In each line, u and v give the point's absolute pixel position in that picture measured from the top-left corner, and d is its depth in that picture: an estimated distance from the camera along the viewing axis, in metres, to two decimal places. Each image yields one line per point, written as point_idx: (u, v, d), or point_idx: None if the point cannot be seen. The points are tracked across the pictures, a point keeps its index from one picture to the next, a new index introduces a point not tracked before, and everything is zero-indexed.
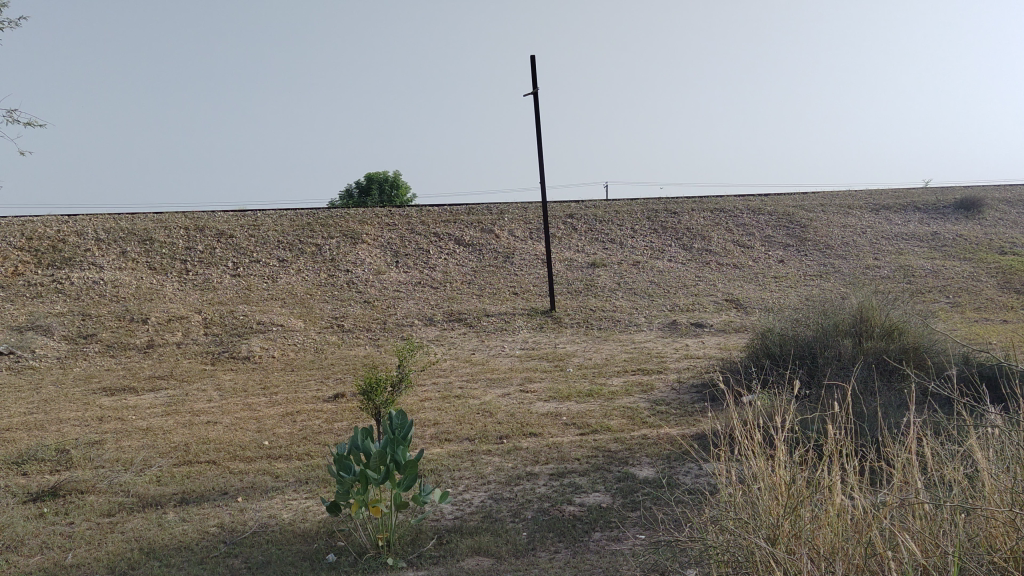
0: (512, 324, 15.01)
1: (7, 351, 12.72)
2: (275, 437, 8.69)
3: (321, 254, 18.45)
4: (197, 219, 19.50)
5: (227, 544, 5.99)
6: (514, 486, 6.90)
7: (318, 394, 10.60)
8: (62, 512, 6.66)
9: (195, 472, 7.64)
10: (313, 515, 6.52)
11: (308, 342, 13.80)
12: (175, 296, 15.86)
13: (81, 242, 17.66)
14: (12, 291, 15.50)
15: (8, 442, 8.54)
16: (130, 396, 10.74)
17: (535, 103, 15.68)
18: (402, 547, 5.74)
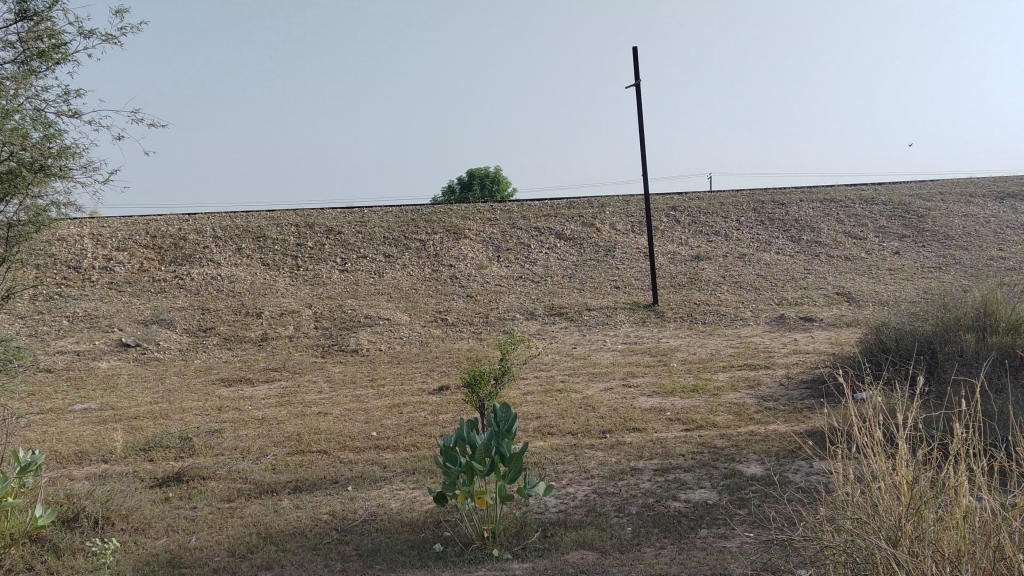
0: (614, 318, 14.93)
1: (134, 343, 13.44)
2: (382, 428, 8.91)
3: (425, 250, 18.78)
4: (307, 216, 20.14)
5: (339, 531, 6.18)
6: (619, 481, 6.87)
7: (424, 387, 10.80)
8: (186, 497, 7.01)
9: (307, 460, 7.91)
10: (421, 505, 6.66)
11: (413, 335, 14.08)
12: (287, 290, 16.43)
13: (200, 239, 18.48)
14: (138, 287, 16.36)
15: (136, 430, 9.03)
16: (246, 388, 11.19)
17: (638, 94, 15.50)
18: (507, 539, 5.80)
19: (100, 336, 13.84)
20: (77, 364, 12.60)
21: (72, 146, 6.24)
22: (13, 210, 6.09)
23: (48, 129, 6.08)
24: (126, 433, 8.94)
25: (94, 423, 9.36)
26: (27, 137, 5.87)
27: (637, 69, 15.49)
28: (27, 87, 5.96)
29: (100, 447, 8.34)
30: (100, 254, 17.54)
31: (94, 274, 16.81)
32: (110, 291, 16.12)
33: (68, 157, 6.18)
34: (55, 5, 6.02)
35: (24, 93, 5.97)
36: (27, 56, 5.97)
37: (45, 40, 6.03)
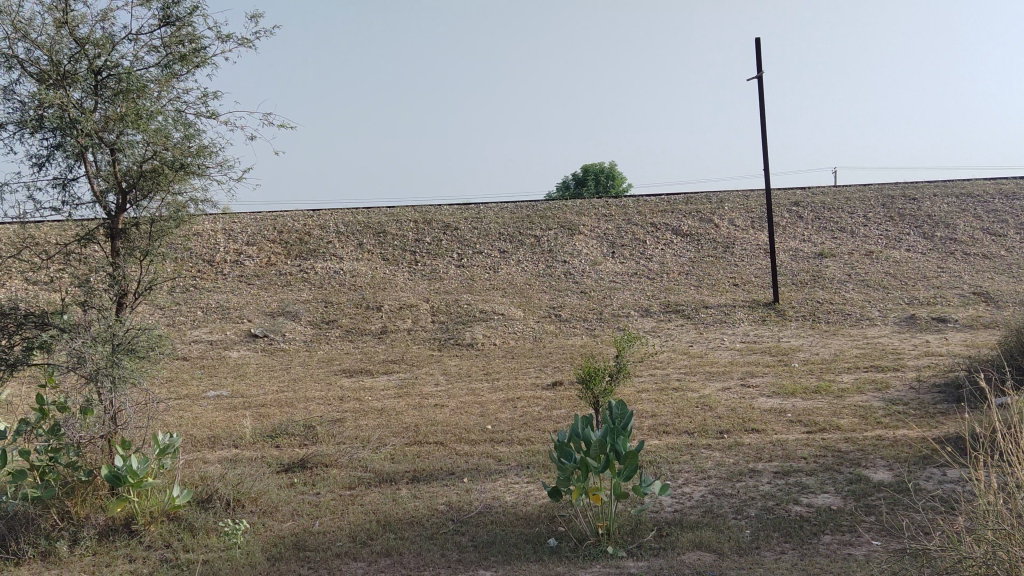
0: (732, 316, 14.62)
1: (263, 334, 14.05)
2: (498, 422, 9.00)
3: (540, 246, 18.85)
4: (425, 213, 20.54)
5: (455, 522, 6.29)
6: (737, 482, 6.72)
7: (538, 382, 10.85)
8: (310, 483, 7.28)
9: (425, 451, 8.08)
10: (535, 500, 6.70)
11: (528, 330, 14.18)
12: (406, 285, 16.81)
13: (323, 235, 19.13)
14: (266, 280, 17.07)
15: (265, 417, 9.44)
16: (366, 378, 11.53)
17: (760, 86, 15.09)
18: (623, 536, 5.76)
19: (231, 326, 14.53)
20: (210, 353, 13.26)
21: (209, 144, 6.56)
22: (156, 206, 6.44)
23: (187, 129, 6.41)
24: (255, 419, 9.35)
25: (226, 409, 9.83)
26: (168, 137, 6.25)
27: (760, 61, 15.05)
28: (169, 89, 6.31)
29: (231, 433, 8.75)
30: (231, 248, 18.40)
31: (226, 267, 17.65)
32: (240, 284, 16.89)
33: (206, 155, 6.50)
34: (195, 11, 6.32)
35: (167, 95, 6.32)
36: (170, 60, 6.32)
37: (186, 45, 6.35)
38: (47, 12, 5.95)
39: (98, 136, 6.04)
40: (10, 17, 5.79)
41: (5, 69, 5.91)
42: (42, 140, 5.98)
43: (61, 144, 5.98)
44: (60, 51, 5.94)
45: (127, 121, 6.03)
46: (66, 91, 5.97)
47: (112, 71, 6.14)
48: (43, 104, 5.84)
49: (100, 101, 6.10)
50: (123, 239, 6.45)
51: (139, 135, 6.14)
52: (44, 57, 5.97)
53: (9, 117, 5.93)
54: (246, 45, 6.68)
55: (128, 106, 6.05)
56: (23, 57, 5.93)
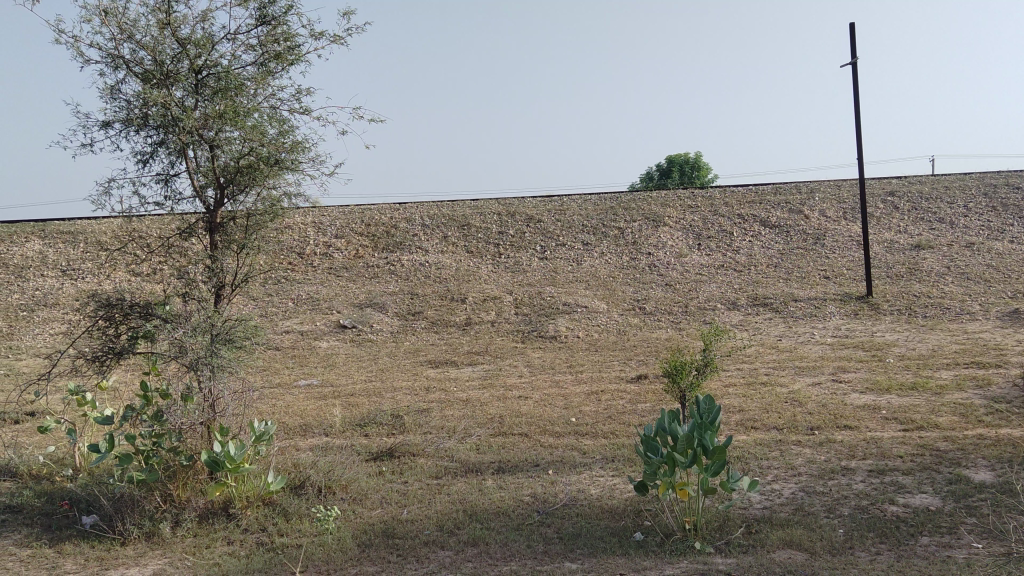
0: (823, 310, 14.24)
1: (351, 325, 14.37)
2: (582, 414, 9.00)
3: (624, 238, 18.70)
4: (508, 205, 20.63)
5: (540, 513, 6.32)
6: (828, 480, 6.56)
7: (622, 375, 10.80)
8: (398, 471, 7.42)
9: (510, 442, 8.13)
10: (620, 493, 6.68)
11: (612, 323, 14.11)
12: (489, 277, 16.92)
13: (409, 227, 19.41)
14: (354, 272, 17.43)
15: (354, 406, 9.65)
16: (451, 370, 11.67)
17: (854, 73, 14.62)
18: (710, 532, 5.69)
19: (321, 317, 14.90)
20: (301, 343, 13.62)
21: (302, 140, 6.71)
22: (251, 200, 6.63)
23: (282, 125, 6.58)
24: (344, 408, 9.57)
25: (317, 398, 10.10)
26: (264, 133, 6.43)
27: (854, 46, 14.58)
28: (264, 87, 6.49)
29: (322, 421, 8.97)
30: (320, 240, 18.84)
31: (316, 260, 18.09)
32: (330, 276, 17.29)
33: (300, 151, 6.65)
34: (290, 10, 6.47)
35: (262, 93, 6.50)
36: (266, 58, 6.50)
37: (281, 43, 6.52)
38: (151, 13, 6.20)
39: (198, 133, 6.25)
40: (117, 19, 6.04)
41: (112, 69, 6.17)
42: (146, 137, 6.24)
43: (163, 141, 6.23)
44: (163, 51, 6.19)
45: (226, 118, 6.22)
46: (168, 90, 6.22)
47: (212, 70, 6.33)
48: (148, 103, 6.10)
49: (200, 99, 6.31)
50: (221, 233, 6.67)
51: (237, 131, 6.33)
52: (148, 57, 6.23)
53: (115, 115, 6.21)
54: (339, 43, 6.81)
55: (226, 104, 6.25)
56: (129, 57, 6.20)
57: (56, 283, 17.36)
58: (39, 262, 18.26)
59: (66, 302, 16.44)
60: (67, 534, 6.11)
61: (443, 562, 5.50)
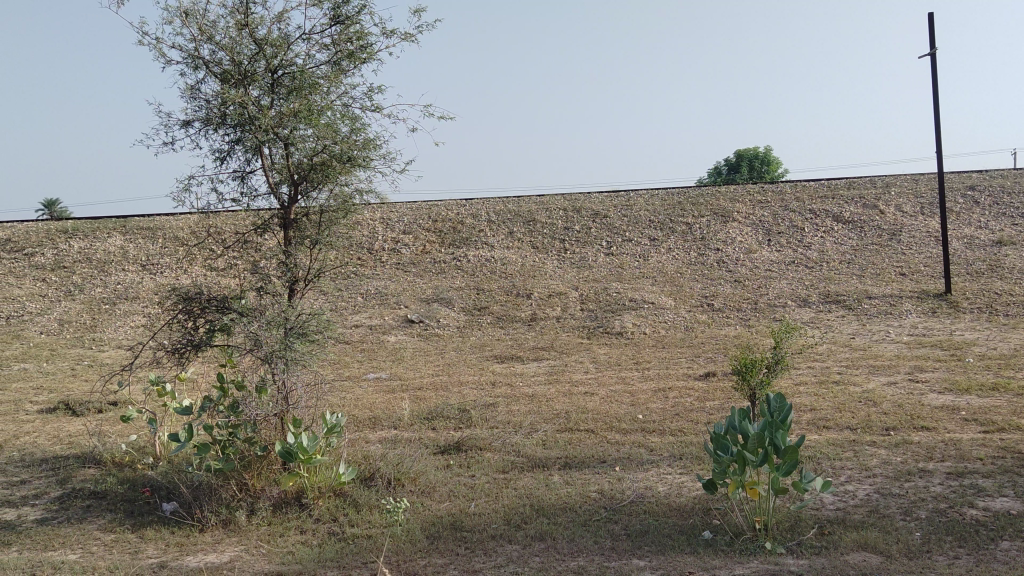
0: (899, 308, 13.87)
1: (418, 320, 14.54)
2: (649, 411, 8.95)
3: (691, 233, 18.50)
4: (574, 201, 20.58)
5: (608, 510, 6.31)
6: (905, 482, 6.40)
7: (690, 372, 10.70)
8: (465, 465, 7.48)
9: (576, 439, 8.13)
10: (689, 491, 6.62)
11: (679, 320, 13.99)
12: (555, 272, 16.92)
13: (475, 223, 19.52)
14: (421, 267, 17.61)
15: (422, 400, 9.77)
16: (517, 365, 11.71)
17: (933, 64, 14.18)
18: (781, 532, 5.60)
19: (389, 311, 15.10)
20: (370, 337, 13.83)
21: (374, 138, 6.80)
22: (325, 197, 6.76)
23: (355, 123, 6.68)
24: (412, 402, 9.69)
25: (386, 392, 10.24)
26: (336, 131, 6.54)
27: (933, 36, 14.15)
28: (337, 85, 6.60)
29: (391, 414, 9.10)
30: (388, 236, 19.08)
31: (384, 255, 18.33)
32: (397, 271, 17.50)
33: (371, 148, 6.74)
34: (363, 9, 6.57)
35: (335, 91, 6.60)
36: (339, 57, 6.61)
37: (354, 42, 6.62)
38: (230, 15, 6.37)
39: (273, 131, 6.39)
40: (197, 21, 6.21)
41: (192, 69, 6.35)
42: (224, 135, 6.40)
43: (240, 139, 6.38)
44: (241, 52, 6.36)
45: (300, 116, 6.35)
46: (245, 90, 6.38)
47: (287, 70, 6.47)
48: (226, 102, 6.27)
49: (276, 98, 6.45)
50: (295, 229, 6.81)
51: (311, 129, 6.46)
52: (227, 58, 6.40)
53: (195, 115, 6.39)
54: (409, 40, 6.88)
55: (300, 102, 6.38)
56: (208, 58, 6.37)
57: (136, 277, 17.95)
58: (120, 256, 18.90)
59: (145, 296, 16.99)
60: (148, 520, 6.33)
61: (510, 555, 5.54)
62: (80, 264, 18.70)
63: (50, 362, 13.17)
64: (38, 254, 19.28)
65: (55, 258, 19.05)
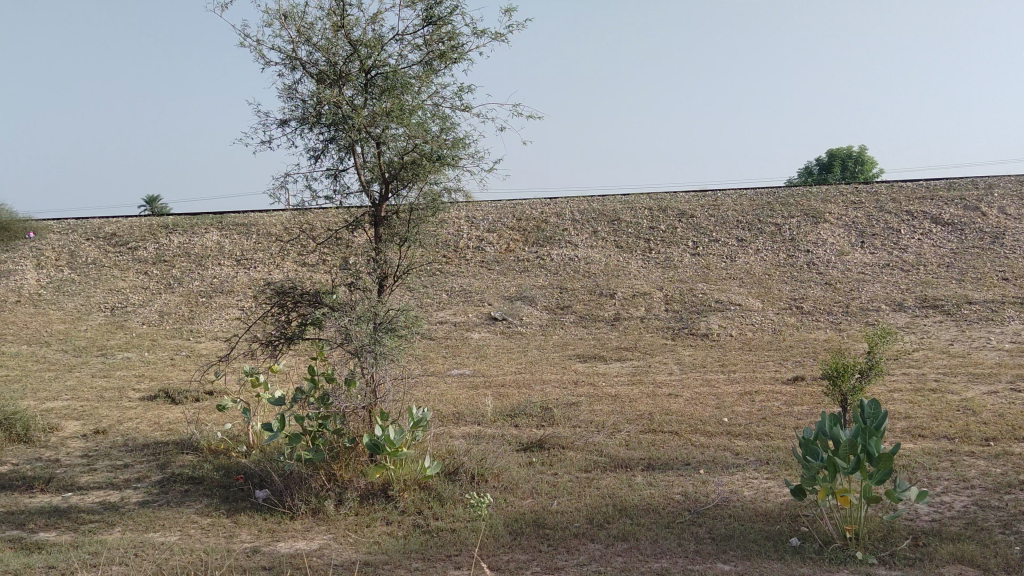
0: (1001, 314, 13.30)
1: (501, 318, 14.64)
2: (735, 414, 8.82)
3: (781, 234, 18.12)
4: (660, 200, 20.40)
5: (692, 512, 6.24)
6: (1005, 495, 6.15)
7: (777, 376, 10.48)
8: (548, 463, 7.51)
9: (660, 440, 8.06)
10: (776, 497, 6.50)
11: (767, 322, 13.72)
12: (640, 273, 16.80)
13: (559, 222, 19.53)
14: (505, 266, 17.72)
15: (505, 397, 9.84)
16: (600, 365, 11.67)
17: None
18: (872, 542, 5.45)
19: (473, 309, 15.24)
20: (454, 334, 14.00)
21: (463, 136, 6.88)
22: (414, 195, 6.88)
23: (445, 122, 6.77)
24: (495, 399, 9.77)
25: (470, 388, 10.36)
26: (427, 130, 6.65)
27: None
28: (428, 85, 6.71)
29: (474, 410, 9.20)
30: (473, 234, 19.26)
31: (468, 253, 18.50)
32: (481, 269, 17.65)
33: (460, 147, 6.82)
34: (455, 9, 6.65)
35: (426, 91, 6.71)
36: (431, 57, 6.72)
37: (445, 42, 6.71)
38: (326, 16, 6.54)
39: (366, 130, 6.54)
40: (295, 23, 6.40)
41: (290, 70, 6.55)
42: (318, 134, 6.58)
43: (334, 138, 6.55)
44: (337, 53, 6.52)
45: (392, 116, 6.48)
46: (339, 89, 6.55)
47: (380, 70, 6.61)
48: (322, 102, 6.44)
49: (369, 98, 6.60)
50: (385, 226, 6.96)
51: (402, 128, 6.58)
52: (323, 58, 6.58)
53: (292, 114, 6.58)
54: (499, 39, 6.93)
55: (392, 102, 6.51)
56: (305, 58, 6.56)
57: (231, 271, 18.56)
58: (216, 251, 19.58)
59: (239, 290, 17.56)
60: (242, 506, 6.55)
61: (593, 554, 5.54)
62: (179, 259, 19.45)
63: (151, 351, 13.74)
64: (140, 248, 20.13)
65: (156, 253, 19.86)
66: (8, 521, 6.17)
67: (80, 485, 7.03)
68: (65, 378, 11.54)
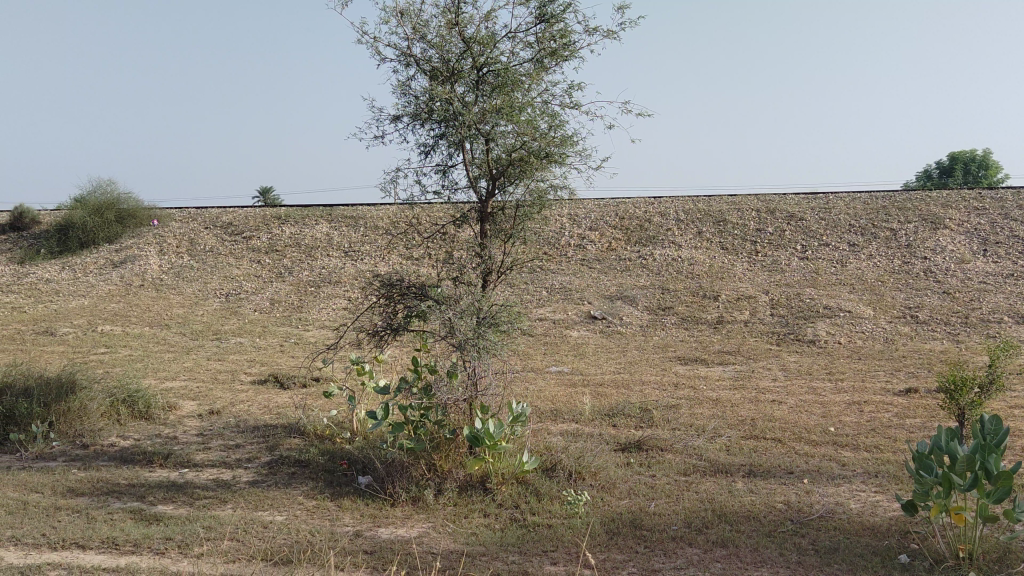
0: None
1: (602, 317, 14.60)
2: (842, 424, 8.54)
3: (896, 240, 17.43)
4: (768, 202, 19.92)
5: (794, 522, 6.08)
6: None
7: (888, 386, 10.10)
8: (646, 464, 7.45)
9: (762, 447, 7.89)
10: (884, 512, 6.27)
11: (878, 331, 13.23)
12: (745, 276, 16.45)
13: (663, 222, 19.31)
14: (606, 264, 17.65)
15: (603, 396, 9.81)
16: (701, 367, 11.50)
17: None
18: (987, 563, 5.19)
19: (573, 307, 15.25)
20: (553, 331, 14.03)
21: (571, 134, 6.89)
22: (520, 192, 6.92)
23: (553, 119, 6.80)
24: (594, 398, 9.75)
25: (568, 385, 10.37)
26: (536, 127, 6.68)
27: None
28: (539, 82, 6.75)
29: (573, 408, 9.21)
30: (575, 232, 19.24)
31: (570, 251, 18.50)
32: (582, 267, 17.62)
33: (568, 145, 6.82)
34: (568, 7, 6.66)
35: (537, 88, 6.76)
36: (542, 54, 6.75)
37: (557, 40, 6.74)
38: (441, 14, 6.66)
39: (476, 127, 6.63)
40: (411, 20, 6.54)
41: (404, 66, 6.70)
42: (430, 130, 6.71)
43: (444, 134, 6.67)
44: (450, 50, 6.65)
45: (503, 113, 6.56)
46: (452, 87, 6.67)
47: (492, 67, 6.69)
48: (434, 99, 6.57)
49: (480, 96, 6.70)
50: (491, 222, 7.04)
51: (512, 125, 6.64)
52: (436, 55, 6.72)
53: (405, 110, 6.74)
54: (611, 37, 6.91)
55: (503, 99, 6.59)
56: (419, 56, 6.70)
57: (338, 262, 19.10)
58: (325, 242, 20.17)
59: (346, 281, 18.06)
60: (345, 491, 6.73)
61: (691, 559, 5.47)
62: (290, 249, 20.13)
63: (262, 337, 14.28)
64: (254, 238, 20.93)
65: (269, 242, 20.61)
66: (129, 492, 6.52)
67: (195, 462, 7.37)
68: (183, 360, 12.11)
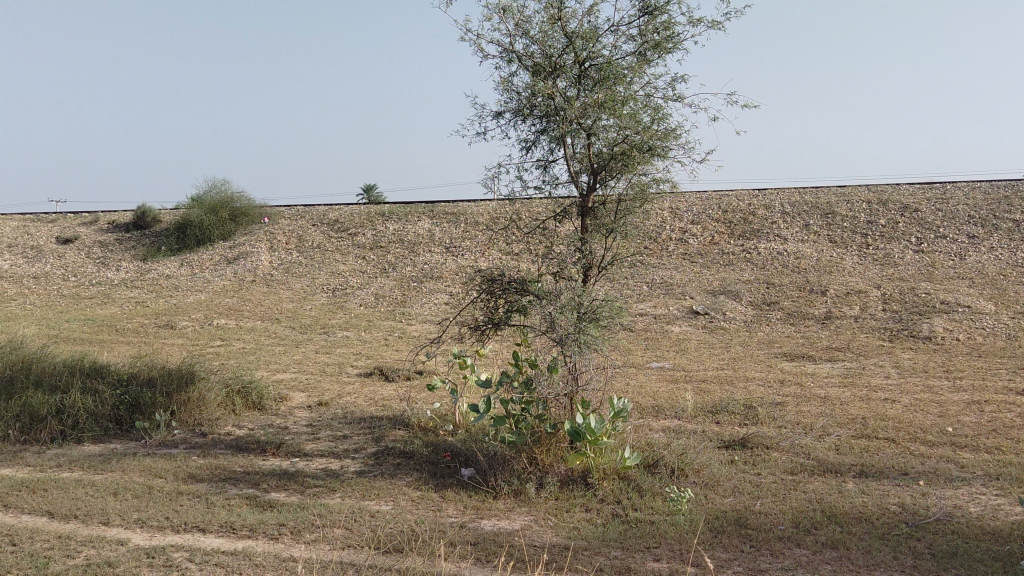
0: None
1: (704, 312, 14.38)
2: (961, 424, 8.16)
3: (1020, 231, 16.51)
4: (880, 193, 19.18)
5: (909, 525, 5.86)
6: None
7: (1012, 385, 9.59)
8: (751, 462, 7.30)
9: (874, 446, 7.62)
10: (1007, 516, 5.97)
11: (1001, 327, 12.57)
12: (855, 270, 15.89)
13: (768, 214, 18.85)
14: (709, 258, 17.35)
15: (707, 393, 9.65)
16: (809, 364, 11.18)
17: None
18: None
19: (675, 302, 15.06)
20: (654, 326, 13.90)
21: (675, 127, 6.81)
22: (622, 186, 6.89)
23: (656, 113, 6.73)
24: (696, 394, 9.61)
25: (670, 381, 10.26)
26: (639, 121, 6.64)
27: None
28: (641, 76, 6.70)
29: (675, 404, 9.09)
30: (676, 226, 18.97)
31: (671, 245, 18.27)
32: (683, 262, 17.38)
33: (671, 138, 6.74)
34: None
35: (639, 82, 6.71)
36: (645, 48, 6.70)
37: (660, 32, 6.66)
38: (544, 10, 6.68)
39: (578, 122, 6.64)
40: (513, 16, 6.58)
41: (507, 62, 6.76)
42: (531, 125, 6.75)
43: (546, 129, 6.70)
44: (552, 45, 6.67)
45: (605, 107, 6.55)
46: (554, 81, 6.68)
47: (594, 61, 6.69)
48: (536, 94, 6.60)
49: (581, 90, 6.70)
50: (592, 216, 7.04)
51: (613, 119, 6.62)
52: (538, 51, 6.74)
53: (507, 106, 6.79)
54: (716, 28, 6.81)
55: (605, 93, 6.58)
56: (522, 52, 6.74)
57: (440, 258, 19.39)
58: (427, 239, 20.50)
59: (448, 276, 18.32)
60: (448, 483, 6.84)
61: (799, 560, 5.33)
62: (394, 245, 20.55)
63: (368, 331, 14.64)
64: (359, 234, 21.46)
65: (374, 238, 21.09)
66: (245, 479, 6.81)
67: (306, 452, 7.63)
68: (292, 353, 12.53)
